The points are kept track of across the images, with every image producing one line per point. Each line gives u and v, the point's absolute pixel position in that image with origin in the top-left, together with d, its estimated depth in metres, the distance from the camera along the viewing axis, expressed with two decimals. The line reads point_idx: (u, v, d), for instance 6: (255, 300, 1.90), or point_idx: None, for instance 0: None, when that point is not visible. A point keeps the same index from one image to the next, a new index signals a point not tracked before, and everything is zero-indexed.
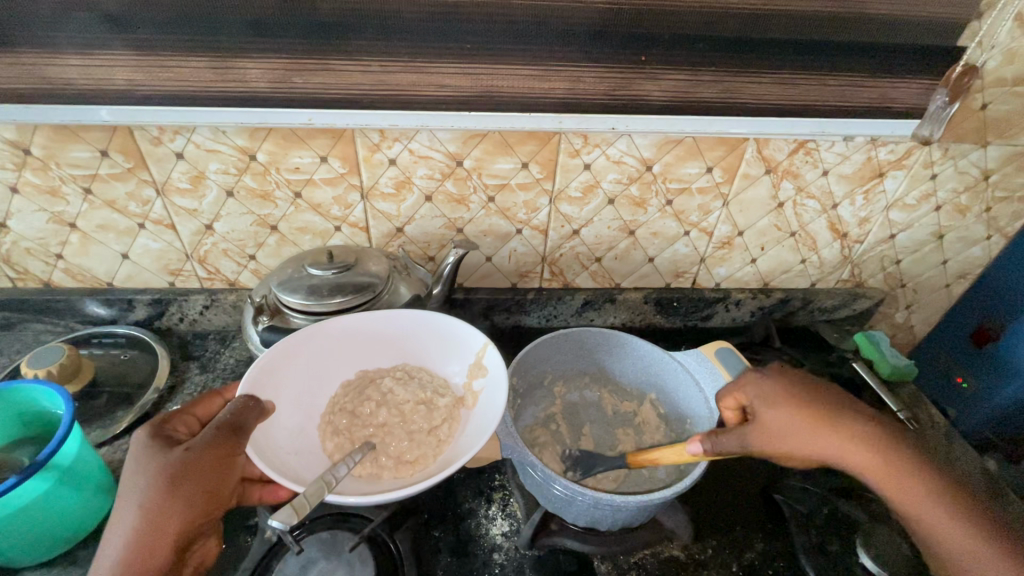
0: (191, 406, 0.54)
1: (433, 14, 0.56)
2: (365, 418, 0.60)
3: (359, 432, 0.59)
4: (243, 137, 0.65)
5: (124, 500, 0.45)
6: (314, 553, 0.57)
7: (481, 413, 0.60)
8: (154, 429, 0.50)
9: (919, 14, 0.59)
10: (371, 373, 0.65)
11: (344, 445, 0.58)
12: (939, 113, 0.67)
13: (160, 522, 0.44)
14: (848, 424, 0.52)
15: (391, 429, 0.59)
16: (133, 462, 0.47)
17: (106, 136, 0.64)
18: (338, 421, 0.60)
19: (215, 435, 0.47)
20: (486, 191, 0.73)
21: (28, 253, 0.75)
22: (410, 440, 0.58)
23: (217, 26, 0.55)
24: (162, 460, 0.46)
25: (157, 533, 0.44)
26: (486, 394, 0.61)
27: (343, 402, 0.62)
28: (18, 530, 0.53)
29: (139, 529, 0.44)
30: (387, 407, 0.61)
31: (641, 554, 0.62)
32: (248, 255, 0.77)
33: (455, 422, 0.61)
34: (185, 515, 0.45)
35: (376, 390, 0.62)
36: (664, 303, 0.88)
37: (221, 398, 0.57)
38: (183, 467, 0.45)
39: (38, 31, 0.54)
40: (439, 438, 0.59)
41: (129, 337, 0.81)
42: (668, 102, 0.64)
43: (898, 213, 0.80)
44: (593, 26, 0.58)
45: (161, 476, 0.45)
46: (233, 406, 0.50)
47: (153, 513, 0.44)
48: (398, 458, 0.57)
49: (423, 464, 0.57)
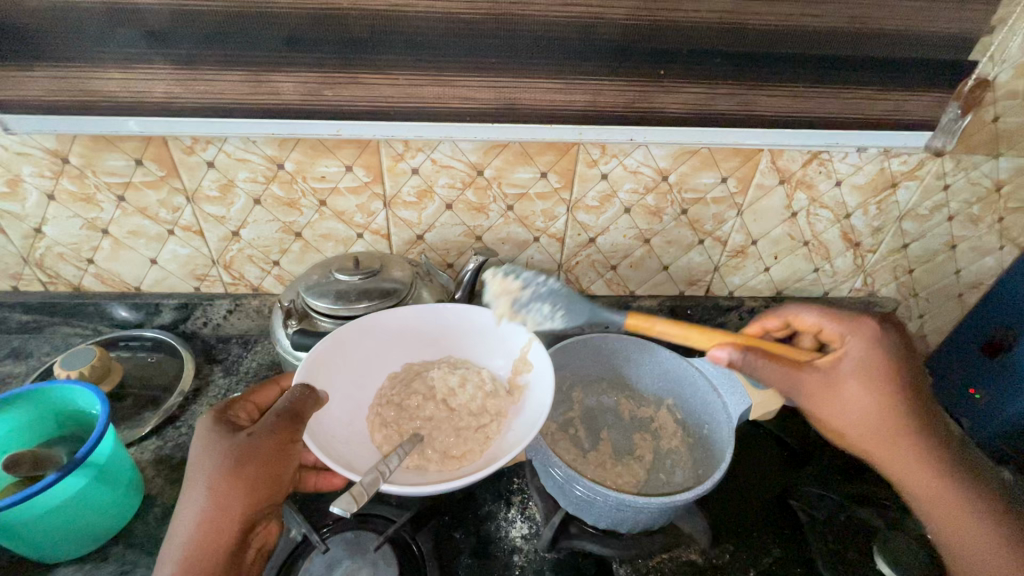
0: (251, 393, 0.56)
1: (459, 31, 0.58)
2: (411, 411, 0.61)
3: (407, 424, 0.60)
4: (273, 147, 0.67)
5: (191, 483, 0.46)
6: (339, 552, 0.58)
7: (528, 408, 0.61)
8: (217, 416, 0.51)
9: (928, 29, 0.60)
10: (416, 367, 0.66)
11: (392, 437, 0.59)
12: (951, 124, 0.69)
13: (226, 505, 0.46)
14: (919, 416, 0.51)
15: (438, 424, 0.60)
16: (198, 447, 0.48)
17: (141, 146, 0.67)
18: (386, 413, 0.61)
19: (277, 422, 0.49)
20: (505, 201, 0.74)
21: (60, 258, 0.77)
22: (456, 436, 0.59)
23: (253, 42, 0.57)
24: (228, 444, 0.47)
25: (223, 513, 0.45)
26: (533, 391, 0.62)
27: (391, 395, 0.63)
28: (53, 527, 0.55)
29: (209, 510, 0.45)
30: (433, 399, 0.62)
31: (659, 558, 0.63)
32: (273, 261, 0.79)
33: (503, 418, 0.61)
34: (248, 500, 0.46)
35: (423, 383, 0.63)
36: (677, 311, 0.89)
37: (278, 387, 0.59)
38: (248, 452, 0.47)
39: (82, 45, 0.57)
40: (486, 434, 0.59)
41: (155, 341, 0.83)
42: (683, 114, 0.66)
43: (911, 223, 0.81)
44: (613, 42, 0.60)
45: (228, 459, 0.46)
46: (292, 395, 0.52)
47: (217, 496, 0.45)
48: (444, 452, 0.58)
49: (470, 460, 0.58)
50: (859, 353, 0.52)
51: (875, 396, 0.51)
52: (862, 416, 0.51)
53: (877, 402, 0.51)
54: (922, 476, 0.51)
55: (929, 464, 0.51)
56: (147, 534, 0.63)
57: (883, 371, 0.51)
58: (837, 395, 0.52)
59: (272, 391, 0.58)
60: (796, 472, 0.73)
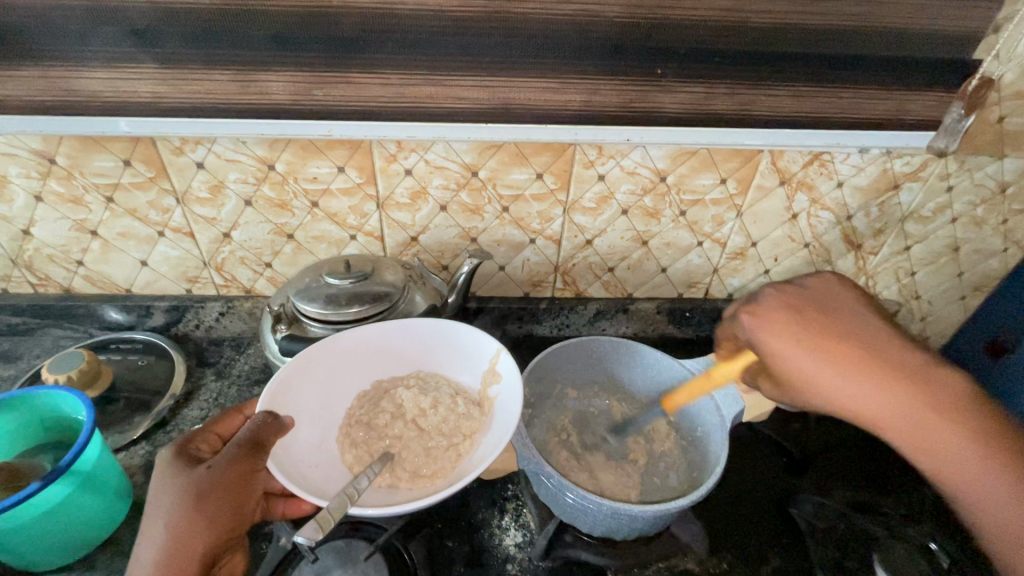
0: (213, 425, 0.54)
1: (451, 30, 0.57)
2: (380, 429, 0.59)
3: (376, 444, 0.58)
4: (263, 147, 0.66)
5: (148, 522, 0.44)
6: (329, 561, 0.56)
7: (497, 422, 0.59)
8: (177, 449, 0.50)
9: (933, 27, 0.59)
10: (386, 385, 0.65)
11: (363, 457, 0.58)
12: (954, 125, 0.67)
13: (186, 540, 0.44)
14: (855, 364, 0.49)
15: (408, 442, 0.58)
16: (157, 483, 0.47)
17: (129, 147, 0.66)
18: (354, 433, 0.60)
19: (238, 452, 0.48)
20: (501, 202, 0.73)
21: (50, 260, 0.76)
22: (426, 455, 0.57)
23: (240, 40, 0.56)
24: (187, 479, 0.46)
25: (182, 550, 0.44)
26: (503, 402, 0.61)
27: (359, 414, 0.62)
28: (36, 537, 0.54)
29: (167, 548, 0.43)
30: (403, 418, 0.60)
31: (657, 566, 0.61)
32: (265, 263, 0.78)
33: (476, 436, 0.59)
34: (210, 534, 0.45)
35: (390, 402, 0.62)
36: (676, 313, 0.87)
37: (242, 416, 0.57)
38: (209, 483, 0.46)
39: (67, 45, 0.56)
40: (457, 452, 0.58)
41: (146, 343, 0.82)
42: (681, 114, 0.64)
43: (914, 225, 0.79)
44: (610, 40, 0.58)
45: (188, 492, 0.45)
46: (253, 424, 0.51)
47: (178, 532, 0.44)
48: (414, 471, 0.57)
49: (440, 480, 0.56)
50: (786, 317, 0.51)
51: (826, 355, 0.49)
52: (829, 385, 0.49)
53: (813, 360, 0.49)
54: (912, 418, 0.47)
55: (890, 404, 0.47)
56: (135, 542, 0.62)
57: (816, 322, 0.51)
58: (794, 371, 0.50)
59: (236, 419, 0.56)
60: (794, 479, 0.72)
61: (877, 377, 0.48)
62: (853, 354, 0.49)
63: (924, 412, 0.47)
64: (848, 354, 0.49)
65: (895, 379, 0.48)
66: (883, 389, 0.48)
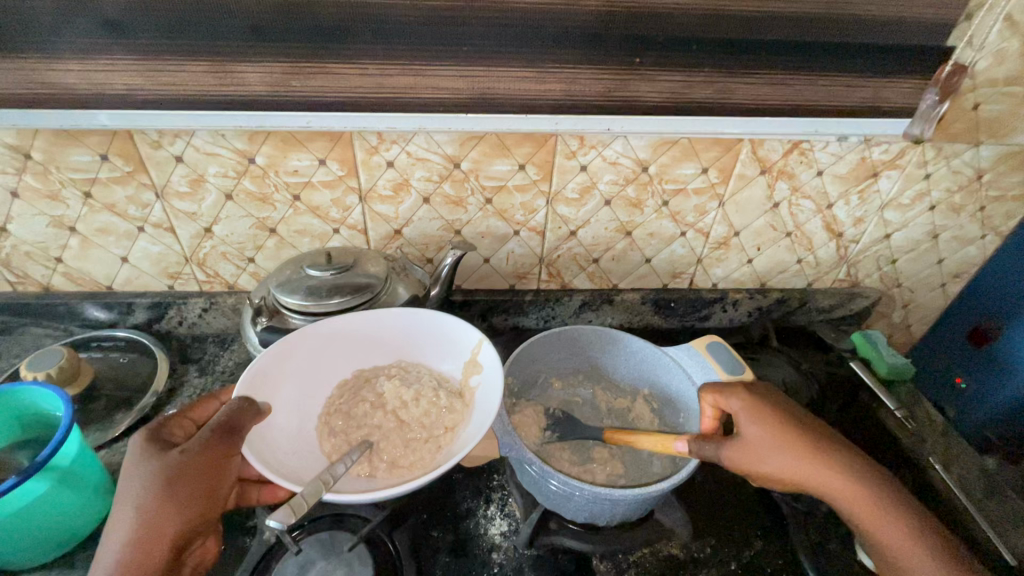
0: (189, 410, 0.54)
1: (429, 19, 0.57)
2: (360, 419, 0.60)
3: (355, 433, 0.59)
4: (243, 140, 0.65)
5: (119, 505, 0.44)
6: (313, 553, 0.56)
7: (477, 412, 0.59)
8: (150, 433, 0.49)
9: (906, 14, 0.60)
10: (367, 374, 0.65)
11: (341, 445, 0.58)
12: (929, 111, 0.68)
13: (156, 524, 0.44)
14: (823, 449, 0.52)
15: (387, 433, 0.58)
16: (127, 466, 0.47)
17: (106, 141, 0.65)
18: (334, 422, 0.60)
19: (211, 436, 0.47)
20: (484, 193, 0.73)
21: (27, 257, 0.75)
22: (405, 447, 0.57)
23: (217, 31, 0.56)
24: (158, 464, 0.46)
25: (153, 533, 0.44)
26: (482, 392, 0.60)
27: (339, 403, 0.62)
28: (15, 534, 0.53)
29: (137, 530, 0.43)
30: (383, 409, 0.60)
31: (641, 552, 0.62)
32: (247, 258, 0.78)
33: (458, 429, 0.59)
34: (181, 517, 0.45)
35: (372, 391, 0.62)
36: (661, 303, 0.88)
37: (218, 401, 0.57)
38: (179, 466, 0.45)
39: (39, 36, 0.55)
40: (437, 444, 0.58)
41: (128, 340, 0.81)
42: (661, 103, 0.65)
43: (893, 213, 0.80)
44: (587, 29, 0.58)
45: (158, 477, 0.45)
46: (227, 409, 0.49)
47: (148, 515, 0.44)
48: (392, 462, 0.57)
49: (418, 470, 0.56)
50: (760, 396, 0.56)
51: (794, 435, 0.53)
52: (788, 450, 0.52)
53: (782, 433, 0.53)
54: (867, 509, 0.50)
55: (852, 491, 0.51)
56: None
57: (785, 411, 0.55)
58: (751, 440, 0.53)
59: (213, 405, 0.56)
60: None
61: (826, 456, 0.52)
62: (823, 442, 0.53)
63: (882, 506, 0.50)
64: (811, 440, 0.53)
65: (859, 470, 0.51)
66: (851, 485, 0.51)
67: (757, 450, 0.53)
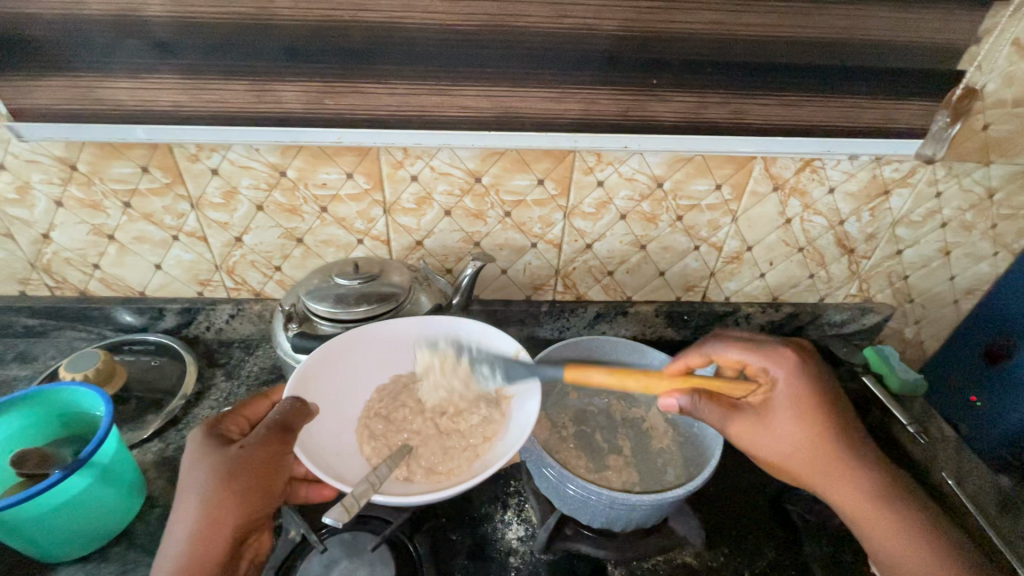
0: (242, 408, 0.57)
1: (456, 42, 0.60)
2: (399, 423, 0.62)
3: (396, 437, 0.61)
4: (276, 154, 0.69)
5: (183, 495, 0.47)
6: (337, 553, 0.58)
7: (516, 424, 0.61)
8: (208, 429, 0.52)
9: (916, 39, 0.62)
10: (405, 379, 0.67)
11: (381, 450, 0.59)
12: (941, 132, 0.70)
13: (217, 516, 0.46)
14: (825, 439, 0.54)
15: (426, 439, 0.60)
16: (187, 460, 0.49)
17: (147, 154, 0.68)
18: (374, 426, 0.61)
19: (267, 434, 0.50)
20: (503, 207, 0.76)
21: (67, 263, 0.78)
22: (443, 453, 0.60)
23: (257, 52, 0.59)
24: (219, 457, 0.48)
25: (215, 523, 0.46)
26: (521, 404, 0.63)
27: (379, 407, 0.63)
28: (55, 526, 0.56)
29: (200, 520, 0.46)
30: (422, 414, 0.62)
31: (655, 559, 0.63)
32: (274, 266, 0.81)
33: (495, 439, 0.61)
34: (241, 509, 0.47)
35: (411, 397, 0.64)
36: (674, 316, 0.89)
37: (267, 400, 0.59)
38: (238, 461, 0.48)
39: (93, 57, 0.59)
40: (475, 453, 0.60)
41: (159, 344, 0.85)
42: (677, 122, 0.67)
43: (905, 229, 0.82)
44: (606, 52, 0.61)
45: (220, 470, 0.47)
46: (281, 409, 0.53)
47: (210, 506, 0.46)
48: (430, 467, 0.59)
49: (456, 476, 0.58)
50: (786, 378, 0.56)
51: (801, 425, 0.55)
52: (788, 437, 0.55)
53: (793, 420, 0.55)
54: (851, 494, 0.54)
55: (843, 479, 0.54)
56: (148, 534, 0.64)
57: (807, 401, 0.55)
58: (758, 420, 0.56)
59: (263, 404, 0.58)
60: None
61: (826, 450, 0.54)
62: (829, 436, 0.54)
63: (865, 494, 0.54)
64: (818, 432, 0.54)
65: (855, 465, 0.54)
66: (840, 478, 0.54)
67: (757, 431, 0.55)
